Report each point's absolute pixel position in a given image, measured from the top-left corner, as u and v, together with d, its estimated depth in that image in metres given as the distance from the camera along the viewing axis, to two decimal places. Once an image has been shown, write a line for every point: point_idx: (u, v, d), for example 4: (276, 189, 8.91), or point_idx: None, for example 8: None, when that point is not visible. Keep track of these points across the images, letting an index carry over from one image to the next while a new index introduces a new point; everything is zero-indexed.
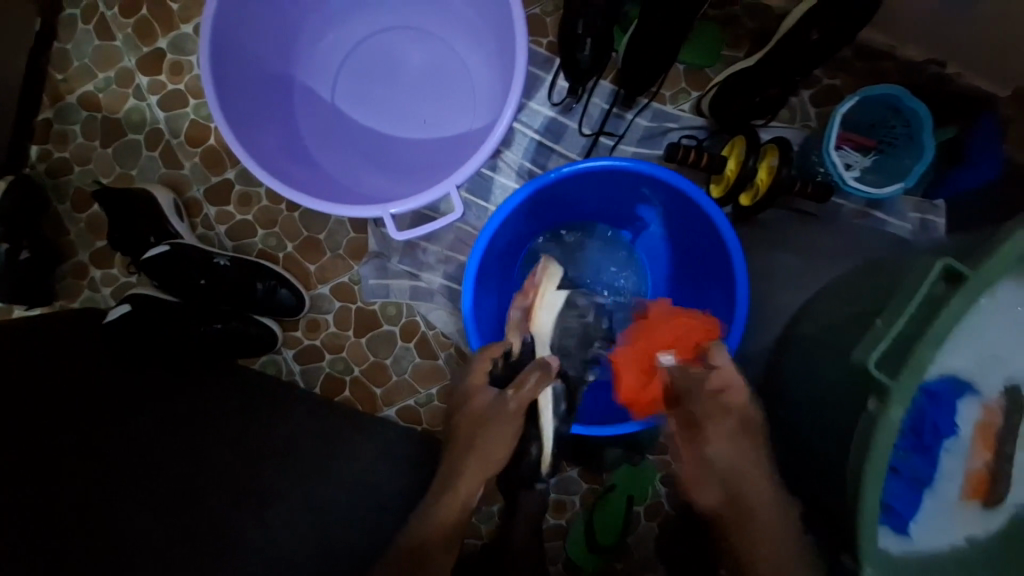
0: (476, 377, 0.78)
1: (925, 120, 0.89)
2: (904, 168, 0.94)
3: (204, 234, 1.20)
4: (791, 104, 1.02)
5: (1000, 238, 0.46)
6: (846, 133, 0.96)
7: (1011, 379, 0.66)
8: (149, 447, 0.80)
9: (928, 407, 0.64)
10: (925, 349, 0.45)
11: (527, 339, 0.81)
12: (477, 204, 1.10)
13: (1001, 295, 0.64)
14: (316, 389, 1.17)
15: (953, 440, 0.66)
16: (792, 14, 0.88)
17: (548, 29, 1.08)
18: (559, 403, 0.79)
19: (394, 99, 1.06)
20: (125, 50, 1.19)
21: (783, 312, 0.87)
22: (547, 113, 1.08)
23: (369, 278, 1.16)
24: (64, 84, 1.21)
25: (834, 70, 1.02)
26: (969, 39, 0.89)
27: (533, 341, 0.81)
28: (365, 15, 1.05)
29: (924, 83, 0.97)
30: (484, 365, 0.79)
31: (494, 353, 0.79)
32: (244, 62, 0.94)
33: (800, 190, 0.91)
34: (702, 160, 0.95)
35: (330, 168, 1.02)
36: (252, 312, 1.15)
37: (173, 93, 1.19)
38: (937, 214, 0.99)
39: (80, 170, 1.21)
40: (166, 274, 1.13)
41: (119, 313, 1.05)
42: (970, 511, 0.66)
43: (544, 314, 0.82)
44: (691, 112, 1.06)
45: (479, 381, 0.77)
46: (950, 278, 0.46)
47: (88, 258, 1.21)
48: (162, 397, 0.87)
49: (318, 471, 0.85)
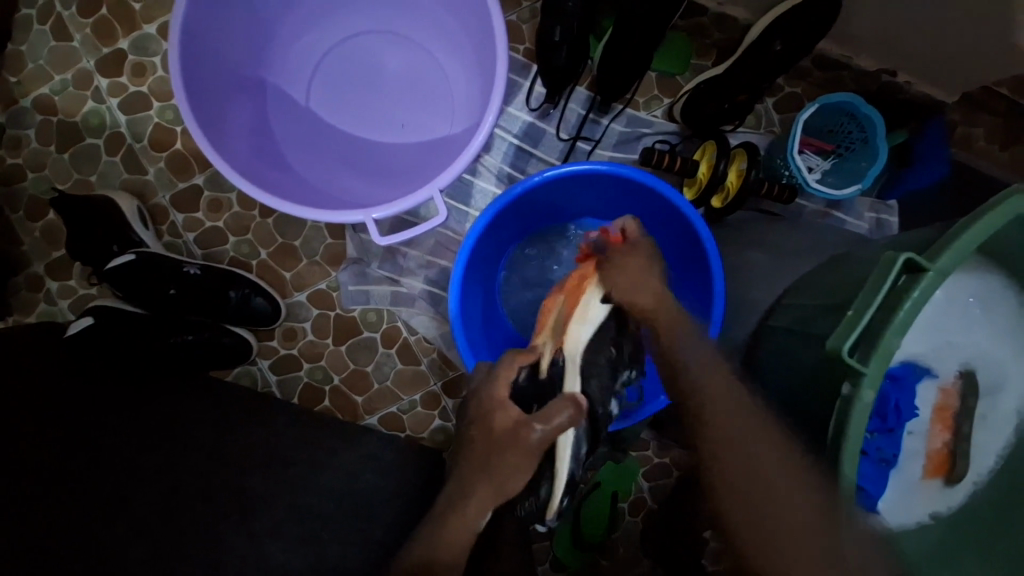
0: (499, 385, 0.78)
1: (879, 127, 0.95)
2: (860, 171, 1.00)
3: (171, 242, 1.15)
4: (756, 111, 1.08)
5: (952, 233, 0.50)
6: (808, 138, 1.02)
7: (965, 363, 0.71)
8: (123, 463, 0.77)
9: (888, 388, 0.72)
10: (891, 335, 0.48)
11: (559, 360, 0.81)
12: (458, 208, 1.11)
13: (953, 285, 0.70)
14: (294, 399, 1.14)
15: (914, 421, 0.73)
16: (755, 29, 0.96)
17: (524, 36, 1.09)
18: (579, 446, 0.79)
19: (371, 104, 1.06)
20: (83, 51, 1.14)
21: (755, 308, 0.83)
22: (525, 118, 1.09)
23: (347, 285, 1.14)
24: (17, 87, 1.14)
25: (795, 79, 1.07)
26: (913, 50, 0.96)
27: (563, 364, 0.81)
28: (339, 19, 1.04)
29: (877, 90, 1.05)
30: (510, 374, 0.79)
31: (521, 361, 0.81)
32: (215, 64, 0.91)
33: (767, 192, 0.96)
34: (676, 164, 1.00)
35: (306, 173, 1.00)
36: (225, 322, 1.11)
37: (135, 96, 1.14)
38: (891, 213, 1.06)
39: (34, 176, 1.15)
40: (131, 284, 1.08)
41: (81, 327, 1.00)
42: (933, 489, 0.71)
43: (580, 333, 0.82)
44: (664, 117, 1.09)
45: (503, 394, 0.77)
46: (911, 270, 0.50)
47: (44, 269, 1.15)
48: (135, 410, 0.83)
49: (303, 481, 0.84)
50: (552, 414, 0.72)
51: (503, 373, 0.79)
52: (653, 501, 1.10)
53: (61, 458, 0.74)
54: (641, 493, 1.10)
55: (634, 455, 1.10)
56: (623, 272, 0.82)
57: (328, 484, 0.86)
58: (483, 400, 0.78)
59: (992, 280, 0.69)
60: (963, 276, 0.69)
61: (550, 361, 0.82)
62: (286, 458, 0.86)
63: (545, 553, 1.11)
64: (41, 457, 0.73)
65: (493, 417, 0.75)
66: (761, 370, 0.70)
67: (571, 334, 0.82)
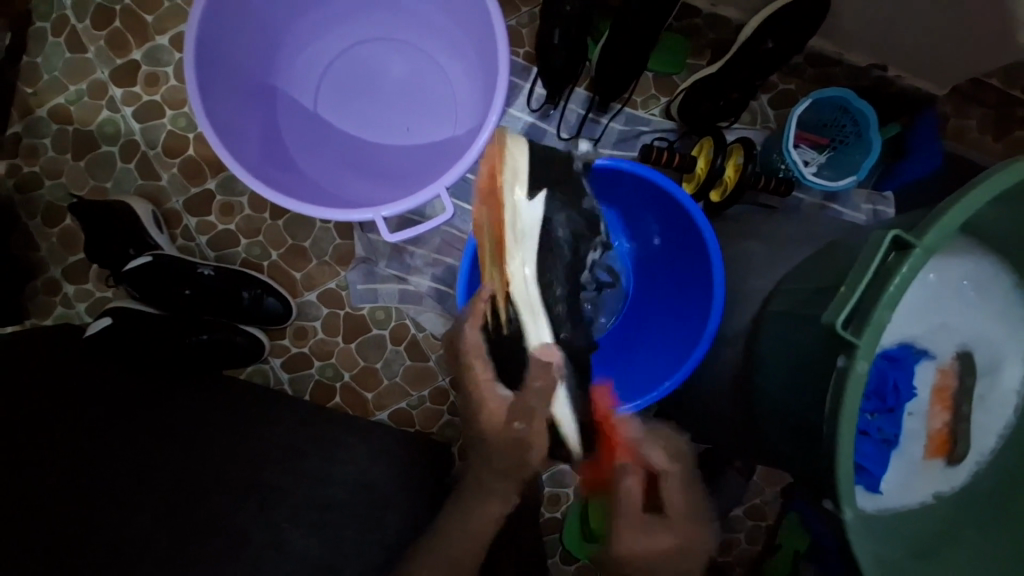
0: (478, 365, 0.85)
1: (871, 120, 0.98)
2: (855, 163, 1.02)
3: (185, 245, 1.19)
4: (751, 108, 1.10)
5: (940, 210, 0.52)
6: (803, 133, 1.04)
7: (962, 345, 0.73)
8: (146, 456, 0.79)
9: (887, 369, 0.74)
10: (882, 308, 0.51)
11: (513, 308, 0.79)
12: (463, 208, 1.14)
13: (945, 270, 0.72)
14: (306, 397, 1.17)
15: (914, 403, 0.75)
16: (747, 27, 0.97)
17: (525, 39, 1.13)
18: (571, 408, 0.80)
19: (378, 109, 1.09)
20: (98, 62, 1.18)
21: (752, 297, 0.86)
22: (526, 119, 1.13)
23: (357, 284, 1.17)
24: (33, 98, 1.18)
25: (788, 76, 1.10)
26: (904, 42, 0.99)
27: (516, 313, 0.79)
28: (346, 27, 1.07)
29: (869, 85, 1.08)
30: (473, 336, 0.84)
31: (482, 310, 0.82)
32: (228, 71, 0.95)
33: (764, 187, 0.99)
34: (674, 160, 1.02)
35: (315, 175, 1.03)
36: (238, 322, 1.14)
37: (149, 104, 1.18)
38: (886, 204, 1.09)
39: (51, 184, 1.19)
40: (147, 285, 1.11)
41: (99, 327, 1.04)
42: (935, 469, 0.72)
43: (521, 265, 0.77)
44: (661, 116, 1.12)
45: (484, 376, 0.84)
46: (899, 247, 0.52)
47: (60, 274, 1.18)
48: (153, 405, 0.86)
49: (317, 471, 0.86)
50: (537, 408, 0.80)
51: (471, 333, 0.84)
52: None
53: (84, 452, 0.77)
54: None
55: None
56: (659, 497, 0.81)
57: (341, 475, 0.87)
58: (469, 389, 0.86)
59: (983, 259, 0.71)
60: (956, 259, 0.71)
61: (506, 316, 0.80)
62: (301, 450, 0.89)
63: (555, 545, 1.13)
64: (63, 448, 0.76)
65: (482, 408, 0.84)
66: (761, 354, 0.71)
67: (513, 268, 0.77)
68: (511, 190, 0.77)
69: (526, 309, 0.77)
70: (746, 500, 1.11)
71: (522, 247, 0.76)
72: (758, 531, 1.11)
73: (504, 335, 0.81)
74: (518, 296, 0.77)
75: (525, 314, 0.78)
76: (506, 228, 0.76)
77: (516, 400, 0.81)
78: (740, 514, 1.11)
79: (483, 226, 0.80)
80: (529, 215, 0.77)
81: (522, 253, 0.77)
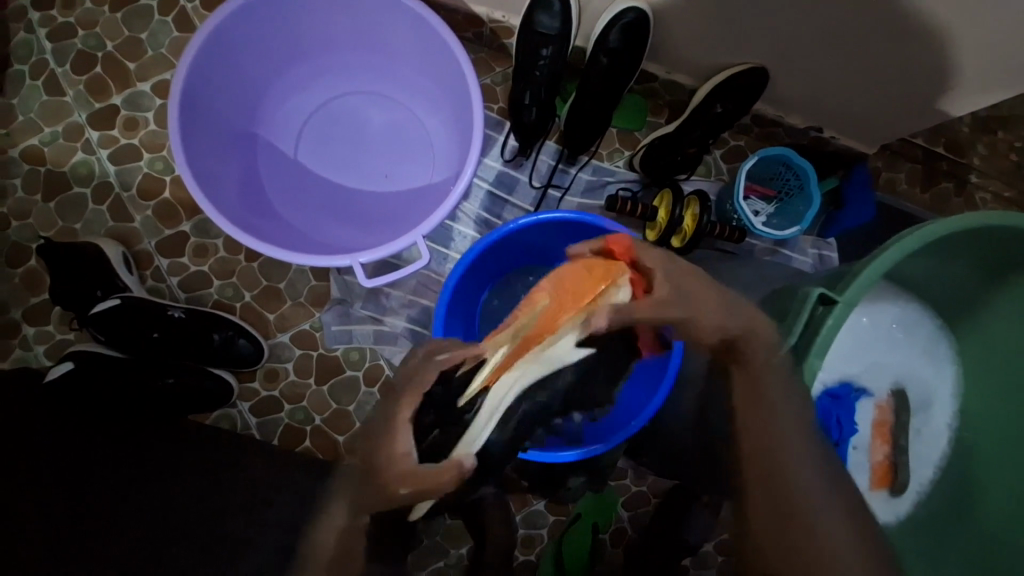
0: (408, 403, 0.66)
1: (812, 174, 1.08)
2: (799, 213, 1.12)
3: (155, 286, 1.18)
4: (706, 162, 1.20)
5: (861, 266, 0.61)
6: (752, 185, 1.14)
7: (895, 382, 0.80)
8: (108, 506, 0.76)
9: (831, 405, 0.77)
10: (813, 357, 0.61)
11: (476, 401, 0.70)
12: (439, 251, 1.18)
13: (877, 315, 0.79)
14: (274, 441, 1.15)
15: (858, 437, 0.79)
16: (700, 90, 1.09)
17: (498, 96, 1.20)
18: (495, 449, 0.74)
19: (357, 157, 1.13)
20: (76, 106, 1.19)
21: None
22: (500, 168, 1.19)
23: (331, 325, 1.18)
24: (5, 138, 1.18)
25: (738, 133, 1.21)
26: (836, 109, 1.09)
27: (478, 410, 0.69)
28: (328, 80, 1.12)
29: (809, 144, 1.19)
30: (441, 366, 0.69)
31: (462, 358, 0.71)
32: (211, 121, 0.98)
33: (720, 233, 1.08)
34: (638, 210, 1.10)
35: (294, 221, 1.07)
36: (208, 365, 1.13)
37: (126, 148, 1.19)
38: (831, 249, 1.20)
39: (18, 224, 1.17)
40: (113, 327, 1.09)
41: (61, 372, 0.99)
42: (880, 499, 0.78)
43: (519, 375, 0.70)
44: (625, 167, 1.19)
45: (405, 419, 0.65)
46: (826, 301, 0.61)
47: (21, 316, 1.15)
48: (115, 455, 0.83)
49: (287, 520, 0.84)
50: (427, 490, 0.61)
51: (433, 367, 0.69)
52: (632, 529, 1.14)
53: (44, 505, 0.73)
54: (620, 522, 1.15)
55: (612, 484, 1.14)
56: (688, 286, 0.68)
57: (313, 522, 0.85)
58: (383, 417, 0.66)
59: (908, 306, 0.79)
60: (886, 305, 0.79)
61: (472, 395, 0.70)
62: (274, 497, 0.87)
63: None
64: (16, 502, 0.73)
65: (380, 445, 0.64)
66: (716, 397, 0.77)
67: (507, 378, 0.70)
68: (576, 324, 0.71)
69: (488, 417, 0.68)
70: (715, 536, 1.13)
71: (537, 365, 0.70)
72: (727, 566, 1.14)
73: (455, 406, 0.71)
74: (490, 402, 0.69)
75: (485, 423, 0.68)
76: (545, 339, 0.70)
77: (422, 472, 0.61)
78: (710, 550, 1.14)
79: (527, 314, 0.74)
80: (567, 349, 0.71)
81: (528, 370, 0.70)
